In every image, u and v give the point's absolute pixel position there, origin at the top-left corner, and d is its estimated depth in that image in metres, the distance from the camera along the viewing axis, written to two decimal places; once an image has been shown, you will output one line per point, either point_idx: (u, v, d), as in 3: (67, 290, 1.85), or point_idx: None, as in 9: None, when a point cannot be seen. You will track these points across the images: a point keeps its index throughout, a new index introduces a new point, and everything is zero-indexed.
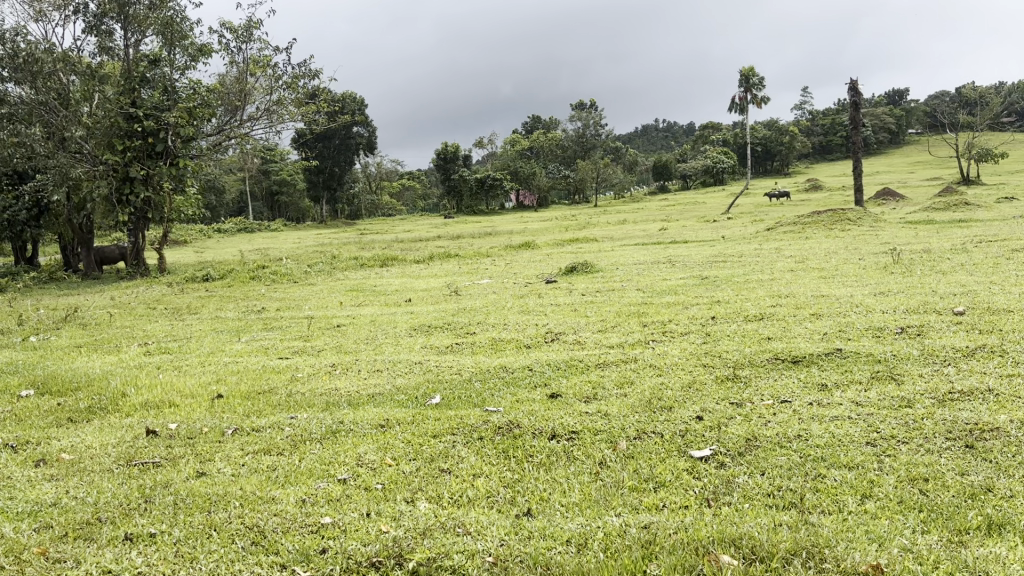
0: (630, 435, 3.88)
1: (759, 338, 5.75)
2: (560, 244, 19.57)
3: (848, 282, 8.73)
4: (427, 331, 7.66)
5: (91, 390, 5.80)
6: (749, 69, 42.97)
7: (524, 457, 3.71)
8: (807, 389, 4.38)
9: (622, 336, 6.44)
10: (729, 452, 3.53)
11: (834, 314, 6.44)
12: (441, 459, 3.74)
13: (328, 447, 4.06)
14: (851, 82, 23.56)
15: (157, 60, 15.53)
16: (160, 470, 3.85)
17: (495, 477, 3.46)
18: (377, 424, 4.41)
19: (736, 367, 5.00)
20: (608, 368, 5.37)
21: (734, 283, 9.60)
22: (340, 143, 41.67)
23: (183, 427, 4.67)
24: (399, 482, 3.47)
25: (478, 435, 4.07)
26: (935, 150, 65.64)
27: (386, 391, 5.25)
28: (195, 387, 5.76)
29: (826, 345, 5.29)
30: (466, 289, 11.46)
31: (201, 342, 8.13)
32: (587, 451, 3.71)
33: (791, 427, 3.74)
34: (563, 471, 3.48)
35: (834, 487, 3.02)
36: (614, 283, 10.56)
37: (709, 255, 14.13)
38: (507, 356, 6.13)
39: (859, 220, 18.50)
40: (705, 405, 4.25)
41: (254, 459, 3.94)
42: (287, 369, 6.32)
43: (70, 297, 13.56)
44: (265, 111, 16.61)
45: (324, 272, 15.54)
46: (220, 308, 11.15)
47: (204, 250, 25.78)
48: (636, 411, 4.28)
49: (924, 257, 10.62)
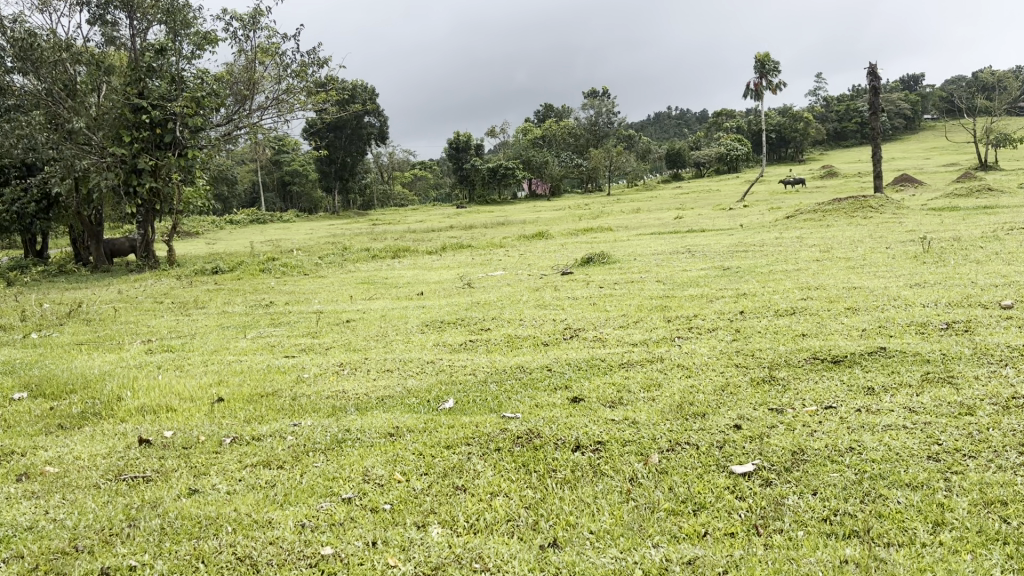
0: (661, 447, 3.54)
1: (793, 335, 5.39)
2: (574, 234, 19.26)
3: (880, 272, 8.34)
4: (439, 327, 7.33)
5: (88, 393, 5.51)
6: (764, 55, 42.21)
7: (547, 473, 3.38)
8: (853, 394, 4.03)
9: (646, 332, 6.08)
10: (774, 468, 3.19)
11: (870, 308, 6.06)
12: (455, 474, 3.42)
13: (332, 460, 3.73)
14: (869, 68, 23.05)
15: (164, 50, 14.92)
16: (150, 487, 3.54)
17: (515, 496, 3.14)
18: (386, 433, 4.08)
19: (772, 368, 4.65)
20: (632, 369, 5.01)
21: (758, 274, 9.23)
22: (351, 133, 41.31)
23: (179, 435, 4.37)
24: (409, 501, 3.15)
25: (495, 446, 3.74)
26: (953, 136, 64.62)
27: (398, 394, 4.92)
28: (195, 389, 5.45)
29: (868, 343, 4.92)
30: (480, 281, 11.15)
31: (205, 340, 7.83)
32: (615, 466, 3.38)
33: (840, 438, 3.38)
34: (590, 489, 3.14)
35: (900, 511, 2.67)
36: (632, 275, 10.20)
37: (728, 245, 13.71)
38: (524, 355, 5.79)
39: (882, 207, 18.04)
40: (742, 412, 3.90)
41: (253, 474, 3.63)
42: (293, 369, 6.01)
43: (77, 291, 13.34)
44: (274, 100, 16.27)
45: (336, 263, 15.27)
46: (228, 302, 10.88)
47: (216, 241, 25.58)
48: (666, 418, 3.93)
49: (954, 246, 10.26)
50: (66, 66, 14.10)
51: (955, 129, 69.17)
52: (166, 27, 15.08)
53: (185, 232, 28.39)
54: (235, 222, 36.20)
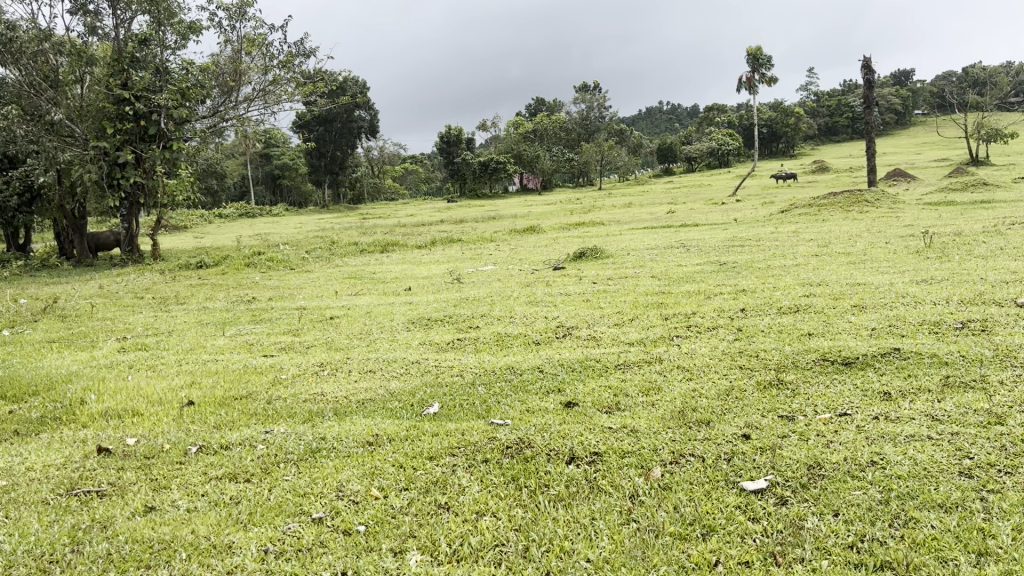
0: (664, 459, 3.24)
1: (798, 334, 5.10)
2: (566, 228, 18.97)
3: (882, 268, 8.08)
4: (426, 324, 7.00)
5: (51, 395, 5.15)
6: (756, 48, 41.84)
7: (539, 489, 3.08)
8: (868, 400, 3.74)
9: (642, 331, 5.78)
10: (789, 484, 2.90)
11: (878, 305, 5.78)
12: (437, 490, 3.12)
13: (304, 473, 3.43)
14: (864, 60, 22.76)
15: (147, 40, 14.51)
16: (104, 503, 3.22)
17: (503, 516, 2.85)
18: (364, 441, 3.78)
19: (779, 371, 4.35)
20: (629, 370, 4.71)
21: (756, 269, 8.96)
22: (341, 126, 40.76)
23: (142, 443, 4.05)
24: (386, 522, 2.86)
25: (483, 457, 3.44)
26: (943, 131, 64.54)
27: (378, 397, 4.61)
28: (164, 392, 5.11)
29: (880, 344, 4.63)
30: (469, 276, 10.83)
31: (182, 337, 7.50)
32: (614, 481, 3.08)
33: (860, 451, 3.09)
34: (587, 508, 2.85)
35: (935, 538, 2.41)
36: (626, 270, 9.94)
37: (724, 239, 13.44)
38: (515, 355, 5.47)
39: (878, 201, 17.80)
40: (749, 419, 3.61)
41: (218, 488, 3.32)
42: (269, 370, 5.69)
43: (57, 286, 12.97)
44: (260, 91, 16.00)
45: (323, 258, 14.92)
46: (209, 298, 10.53)
47: (203, 235, 25.17)
48: (667, 426, 3.62)
49: (956, 240, 10.02)
50: (48, 57, 13.84)
51: (947, 124, 69.12)
52: (150, 17, 14.59)
53: (173, 226, 27.99)
54: (223, 215, 35.76)
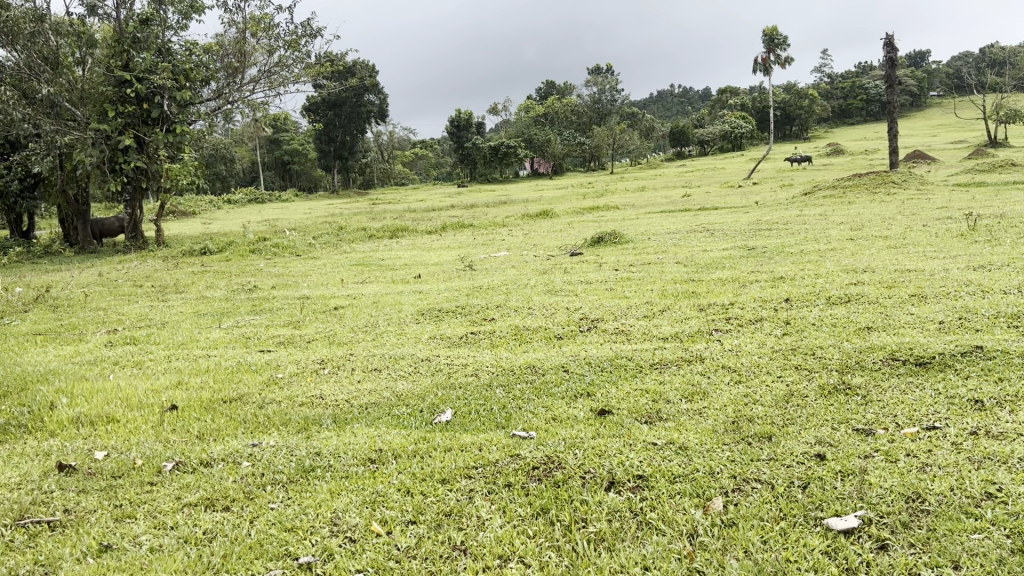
0: (725, 486, 2.68)
1: (855, 329, 4.53)
2: (580, 212, 18.36)
3: (927, 252, 7.49)
4: (436, 316, 6.45)
5: (22, 396, 4.62)
6: (773, 30, 40.81)
7: (576, 524, 2.53)
8: (957, 409, 3.16)
9: (677, 324, 5.21)
10: (886, 522, 2.35)
11: (940, 294, 5.19)
12: (452, 525, 2.58)
13: (295, 499, 2.90)
14: (886, 37, 21.96)
15: (149, 20, 13.92)
16: (53, 540, 2.69)
17: (533, 563, 2.32)
18: (365, 458, 3.23)
19: (842, 372, 3.78)
20: (667, 371, 4.14)
21: (788, 254, 8.37)
22: (351, 111, 40.06)
23: (113, 457, 3.52)
24: (389, 569, 2.33)
25: (505, 480, 2.90)
26: (960, 113, 63.40)
27: (383, 401, 4.07)
28: (146, 394, 4.58)
29: (955, 340, 4.04)
30: (482, 262, 10.29)
31: (176, 329, 6.98)
32: (667, 515, 2.53)
33: (967, 478, 2.53)
34: (638, 553, 2.31)
35: None
36: (649, 256, 9.34)
37: (749, 222, 12.83)
38: (535, 352, 4.89)
39: (904, 182, 17.12)
40: (820, 434, 3.05)
41: (192, 517, 2.79)
42: (265, 367, 5.15)
43: (55, 274, 12.47)
44: (265, 73, 15.27)
45: (331, 243, 14.42)
46: (210, 286, 10.02)
47: (212, 221, 24.76)
48: (722, 442, 3.06)
49: (1000, 222, 9.41)
50: (46, 38, 13.22)
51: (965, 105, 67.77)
52: None
53: (179, 212, 27.52)
54: (232, 200, 35.33)
